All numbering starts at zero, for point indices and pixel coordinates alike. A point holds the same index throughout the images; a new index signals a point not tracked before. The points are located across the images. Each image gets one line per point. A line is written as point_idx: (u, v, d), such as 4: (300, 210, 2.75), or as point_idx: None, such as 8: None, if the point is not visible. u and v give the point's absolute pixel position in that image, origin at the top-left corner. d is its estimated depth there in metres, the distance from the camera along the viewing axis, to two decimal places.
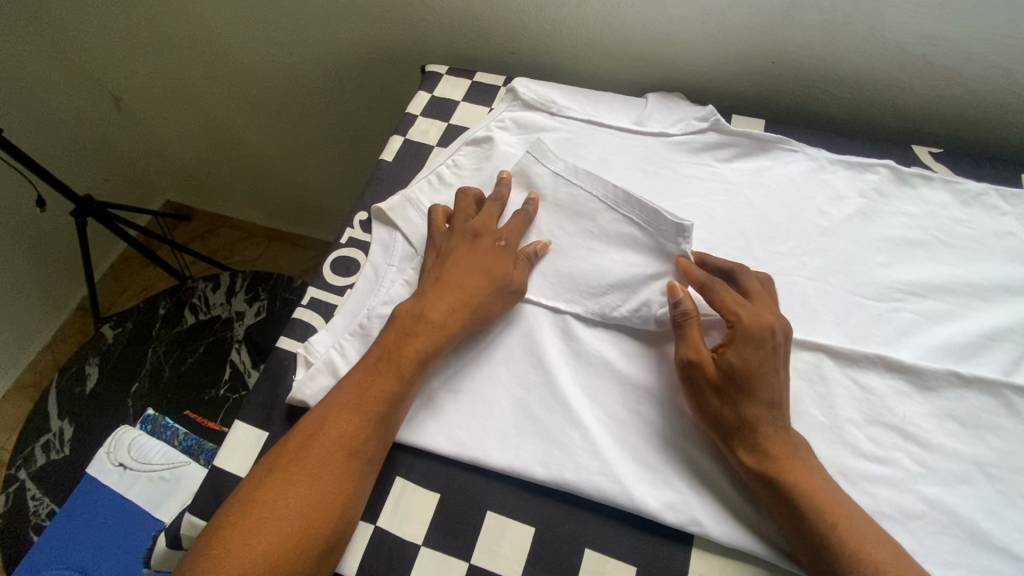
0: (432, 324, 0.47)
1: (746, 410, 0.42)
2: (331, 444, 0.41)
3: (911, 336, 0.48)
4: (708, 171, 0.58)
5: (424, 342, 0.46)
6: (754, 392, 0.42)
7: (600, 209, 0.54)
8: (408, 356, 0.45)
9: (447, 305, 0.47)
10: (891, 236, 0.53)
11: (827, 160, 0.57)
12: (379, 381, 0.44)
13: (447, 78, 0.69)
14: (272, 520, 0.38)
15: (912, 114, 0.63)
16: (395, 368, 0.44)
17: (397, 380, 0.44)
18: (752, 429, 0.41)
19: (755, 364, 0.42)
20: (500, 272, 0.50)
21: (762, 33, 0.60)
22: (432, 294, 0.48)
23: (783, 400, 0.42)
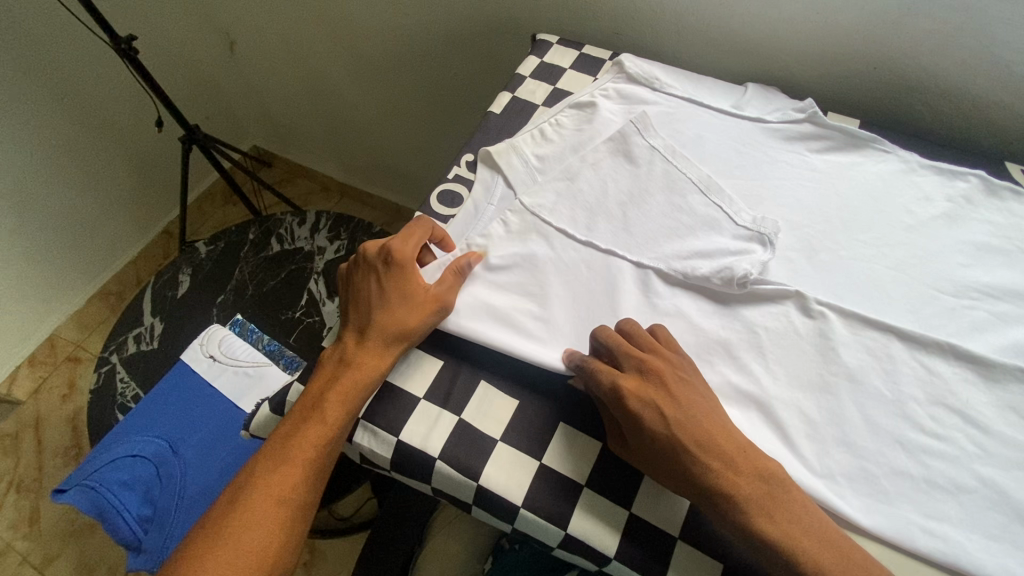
0: (372, 354, 0.49)
1: (687, 481, 0.42)
2: (265, 493, 0.44)
3: (983, 332, 0.50)
4: (798, 159, 0.61)
5: (365, 372, 0.48)
6: (686, 469, 0.42)
7: (692, 189, 0.59)
8: (349, 385, 0.47)
9: (386, 335, 0.49)
10: (974, 241, 0.55)
11: (918, 163, 0.60)
12: (328, 413, 0.46)
13: (556, 47, 0.74)
14: (241, 540, 0.43)
15: (1009, 133, 0.64)
16: (327, 413, 0.46)
17: (342, 410, 0.46)
18: (711, 496, 0.41)
19: (657, 440, 0.43)
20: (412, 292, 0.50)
21: (869, 37, 0.63)
22: (371, 328, 0.50)
23: (704, 445, 0.42)
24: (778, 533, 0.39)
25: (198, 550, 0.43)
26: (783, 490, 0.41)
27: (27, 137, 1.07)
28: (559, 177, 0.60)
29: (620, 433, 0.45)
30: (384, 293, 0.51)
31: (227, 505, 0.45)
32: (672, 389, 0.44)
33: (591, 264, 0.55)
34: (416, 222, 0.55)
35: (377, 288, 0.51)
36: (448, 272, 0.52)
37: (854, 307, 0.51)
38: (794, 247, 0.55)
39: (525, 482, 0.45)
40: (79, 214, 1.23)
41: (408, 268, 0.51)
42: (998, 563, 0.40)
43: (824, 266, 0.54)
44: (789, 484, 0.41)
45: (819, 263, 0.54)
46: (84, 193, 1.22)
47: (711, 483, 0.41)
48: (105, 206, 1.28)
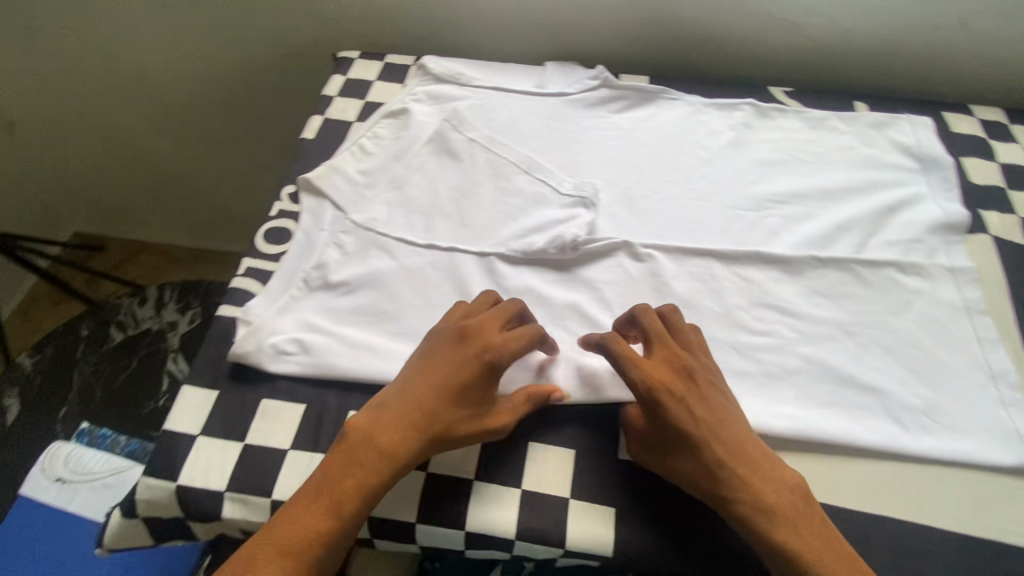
0: (391, 442, 0.42)
1: (690, 470, 0.42)
2: None
3: (781, 234, 0.57)
4: (604, 122, 0.66)
5: (381, 465, 0.41)
6: (692, 459, 0.42)
7: (516, 170, 0.61)
8: (361, 475, 0.41)
9: (406, 421, 0.42)
10: (758, 159, 0.63)
11: (702, 104, 0.67)
12: (325, 510, 0.39)
13: (359, 62, 0.73)
14: None
15: (768, 62, 0.73)
16: (324, 511, 0.39)
17: (344, 505, 0.40)
18: (715, 493, 0.41)
19: (665, 433, 0.42)
20: (456, 387, 0.43)
21: (635, 2, 0.69)
22: (390, 412, 0.43)
23: (725, 449, 0.41)
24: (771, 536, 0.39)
25: None
26: (802, 503, 0.40)
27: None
28: (387, 189, 0.60)
29: (641, 434, 0.44)
30: (431, 366, 0.44)
31: None
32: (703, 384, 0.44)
33: (437, 265, 0.55)
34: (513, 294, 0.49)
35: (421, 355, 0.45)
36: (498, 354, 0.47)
37: (676, 242, 0.56)
38: (616, 202, 0.59)
39: (413, 495, 0.45)
40: None
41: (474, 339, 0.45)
42: (832, 424, 0.47)
43: (645, 212, 0.58)
44: (814, 503, 0.41)
45: (641, 211, 0.59)
46: None
47: (725, 486, 0.41)
48: None
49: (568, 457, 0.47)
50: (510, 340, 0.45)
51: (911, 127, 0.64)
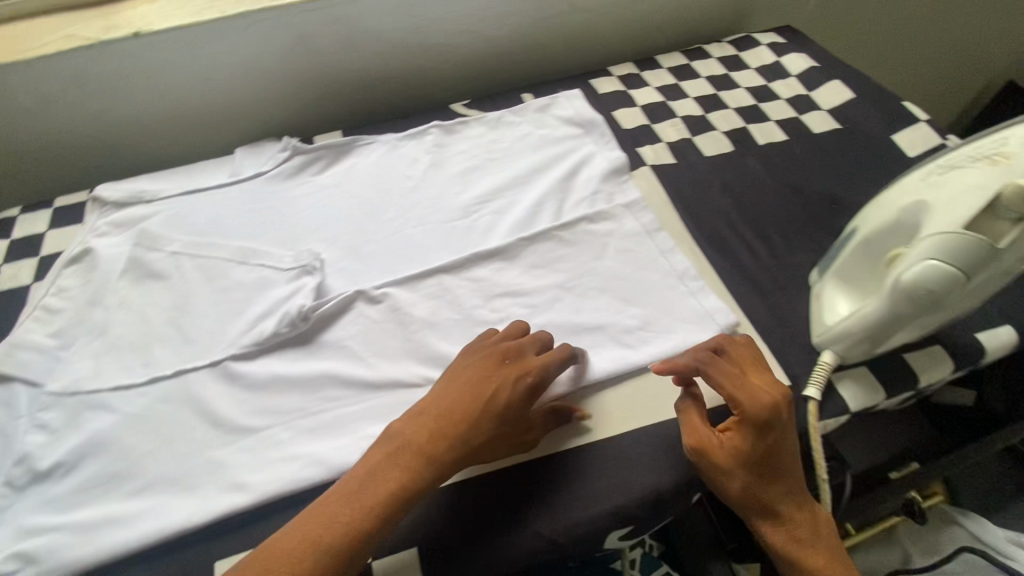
0: (439, 466, 0.43)
1: (737, 480, 0.45)
2: None
3: (495, 229, 0.63)
4: (309, 186, 0.66)
5: (423, 481, 0.42)
6: (744, 472, 0.44)
7: (231, 265, 0.60)
8: (400, 487, 0.42)
9: (454, 445, 0.44)
10: (457, 170, 0.68)
11: (396, 139, 0.71)
12: (369, 509, 0.41)
13: (24, 218, 0.65)
14: None
15: (443, 83, 0.80)
16: (367, 513, 0.40)
17: (384, 509, 0.41)
18: (762, 510, 0.45)
19: (760, 449, 0.44)
20: (488, 396, 0.45)
21: (296, 69, 0.71)
22: (437, 436, 0.44)
23: (785, 460, 0.45)
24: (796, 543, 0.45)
25: None
26: (831, 538, 0.46)
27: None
28: (88, 341, 0.54)
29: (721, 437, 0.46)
30: (489, 404, 0.45)
31: None
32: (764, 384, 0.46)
33: (169, 398, 0.51)
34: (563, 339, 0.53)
35: (479, 387, 0.46)
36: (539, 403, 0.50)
37: (406, 271, 0.58)
38: (341, 256, 0.60)
39: None
40: None
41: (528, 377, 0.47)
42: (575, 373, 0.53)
43: (371, 255, 0.60)
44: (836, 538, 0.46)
45: (366, 255, 0.60)
46: None
47: (771, 494, 0.45)
48: None
49: None
50: (539, 359, 0.49)
51: (568, 101, 0.74)
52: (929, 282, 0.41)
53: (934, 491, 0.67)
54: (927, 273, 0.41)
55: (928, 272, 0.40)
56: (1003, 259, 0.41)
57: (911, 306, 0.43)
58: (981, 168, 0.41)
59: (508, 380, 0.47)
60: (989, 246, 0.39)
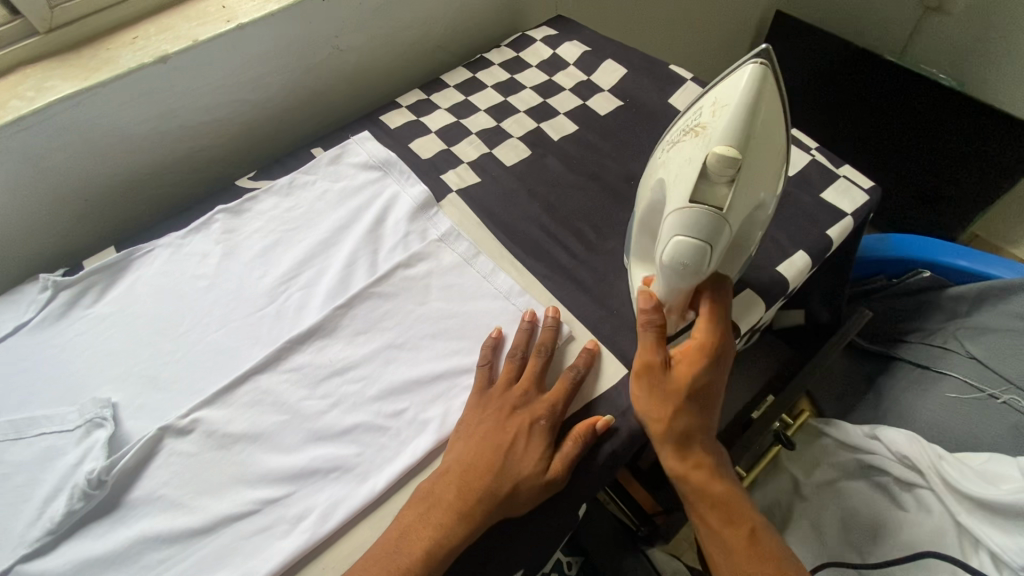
0: (485, 497, 0.44)
1: (680, 411, 0.46)
2: None
3: (308, 304, 0.58)
4: (84, 321, 0.58)
5: (478, 511, 0.44)
6: (684, 401, 0.47)
7: (1, 445, 0.50)
8: (456, 513, 0.44)
9: (499, 478, 0.45)
10: (255, 252, 0.63)
11: (178, 238, 0.63)
12: (435, 524, 0.43)
13: None
14: None
15: (221, 161, 0.74)
16: (435, 531, 0.43)
17: (442, 531, 0.43)
18: (688, 444, 0.47)
19: (700, 378, 0.47)
20: (508, 445, 0.46)
21: (35, 194, 0.61)
22: (481, 466, 0.45)
23: (718, 391, 0.49)
24: (715, 487, 0.47)
25: None
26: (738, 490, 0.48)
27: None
28: None
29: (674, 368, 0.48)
30: (512, 446, 0.46)
31: None
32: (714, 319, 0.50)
33: None
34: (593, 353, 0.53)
35: (498, 431, 0.47)
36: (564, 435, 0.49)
37: (217, 385, 0.52)
38: (135, 391, 0.53)
39: None
40: None
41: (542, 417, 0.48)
42: (424, 433, 0.50)
43: (173, 378, 0.54)
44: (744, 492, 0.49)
45: (167, 381, 0.53)
46: None
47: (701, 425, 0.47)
48: None
49: None
50: (547, 399, 0.49)
51: (359, 145, 0.71)
52: (682, 258, 0.44)
53: (802, 409, 0.73)
54: (677, 250, 0.44)
55: (676, 250, 0.44)
56: (739, 211, 0.44)
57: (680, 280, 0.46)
58: (690, 141, 0.45)
59: (519, 422, 0.48)
60: (715, 214, 0.43)
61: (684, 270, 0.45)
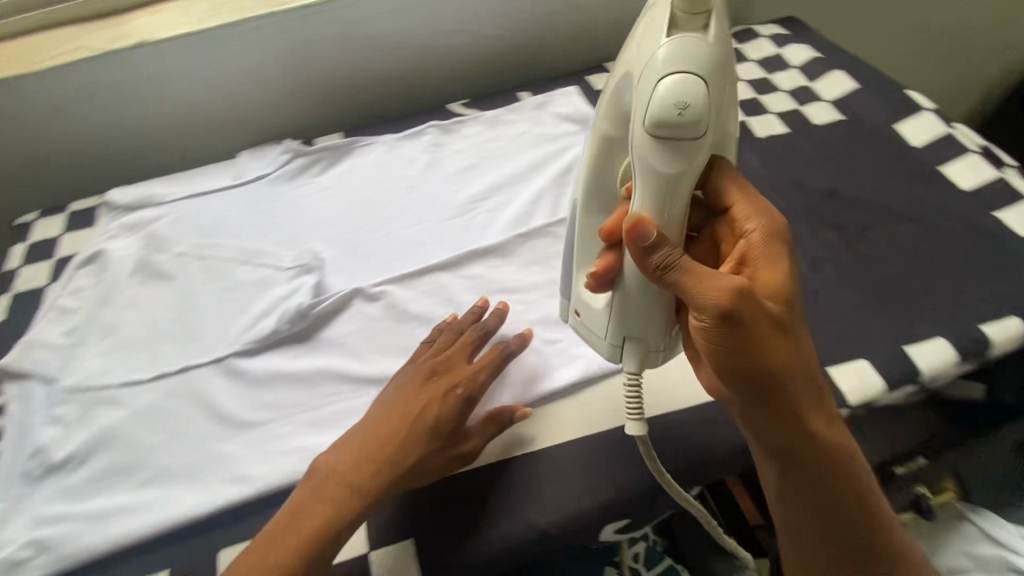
0: (364, 478, 0.44)
1: (779, 346, 0.38)
2: (295, 525, 0.42)
3: (491, 225, 0.63)
4: (308, 187, 0.68)
5: (370, 489, 0.43)
6: (785, 329, 0.39)
7: (233, 263, 0.61)
8: (341, 486, 0.43)
9: (405, 449, 0.45)
10: (454, 168, 0.69)
11: (394, 140, 0.72)
12: (327, 494, 0.43)
13: (40, 222, 0.68)
14: (269, 553, 0.41)
15: (441, 84, 0.80)
16: (331, 496, 0.43)
17: (335, 505, 0.43)
18: (773, 401, 0.40)
19: (769, 329, 0.38)
20: (418, 413, 0.46)
21: (297, 72, 0.72)
22: (371, 444, 0.45)
23: (797, 333, 0.40)
24: (832, 435, 0.42)
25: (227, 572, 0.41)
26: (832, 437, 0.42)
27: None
28: (100, 340, 0.56)
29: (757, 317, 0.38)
30: (427, 425, 0.46)
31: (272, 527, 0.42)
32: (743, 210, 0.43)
33: (175, 393, 0.53)
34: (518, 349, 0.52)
35: (386, 415, 0.47)
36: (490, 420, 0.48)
37: (403, 268, 0.59)
38: (338, 253, 0.62)
39: None
40: None
41: (465, 390, 0.49)
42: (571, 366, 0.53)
43: (368, 252, 0.62)
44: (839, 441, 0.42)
45: (364, 253, 0.62)
46: None
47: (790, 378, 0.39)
48: None
49: None
50: (470, 369, 0.50)
51: (564, 98, 0.75)
52: (671, 108, 0.35)
53: (947, 488, 0.66)
54: (659, 109, 0.36)
55: None
56: None
57: (659, 148, 0.37)
58: None
59: (427, 400, 0.47)
60: None
61: (672, 127, 0.36)
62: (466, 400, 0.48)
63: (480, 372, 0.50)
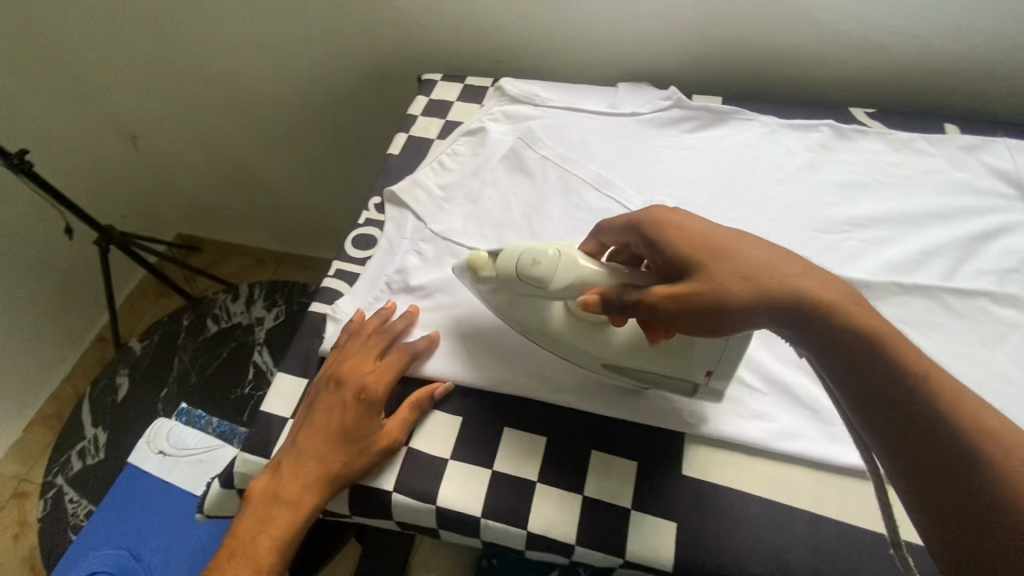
0: (322, 452, 0.47)
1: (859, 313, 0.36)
2: (273, 501, 0.46)
3: (860, 258, 0.56)
4: (675, 140, 0.67)
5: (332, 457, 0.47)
6: (849, 302, 0.36)
7: (586, 186, 0.63)
8: (303, 463, 0.46)
9: (358, 419, 0.47)
10: (837, 181, 0.61)
11: (777, 124, 0.66)
12: (296, 475, 0.46)
13: (440, 84, 0.78)
14: (291, 492, 0.46)
15: (847, 83, 0.71)
16: (290, 477, 0.46)
17: (301, 484, 0.46)
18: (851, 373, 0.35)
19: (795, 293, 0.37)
20: (360, 395, 0.48)
21: (713, 24, 0.69)
22: (315, 420, 0.48)
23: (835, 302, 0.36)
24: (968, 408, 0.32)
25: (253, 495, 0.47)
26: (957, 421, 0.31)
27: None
28: (462, 203, 0.63)
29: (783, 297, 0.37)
30: (337, 426, 0.47)
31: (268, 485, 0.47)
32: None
33: None
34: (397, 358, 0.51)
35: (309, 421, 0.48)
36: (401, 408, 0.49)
37: None
38: None
39: (480, 492, 0.46)
40: None
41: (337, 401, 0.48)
42: None
43: None
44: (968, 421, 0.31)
45: None
46: None
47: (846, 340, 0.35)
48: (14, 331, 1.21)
49: (630, 468, 0.47)
50: (373, 371, 0.50)
51: (1010, 150, 0.60)
52: (528, 266, 0.47)
53: None
54: (524, 276, 0.47)
55: None
56: None
57: (550, 282, 0.46)
58: None
59: (329, 405, 0.49)
60: None
61: (540, 275, 0.46)
62: (369, 404, 0.48)
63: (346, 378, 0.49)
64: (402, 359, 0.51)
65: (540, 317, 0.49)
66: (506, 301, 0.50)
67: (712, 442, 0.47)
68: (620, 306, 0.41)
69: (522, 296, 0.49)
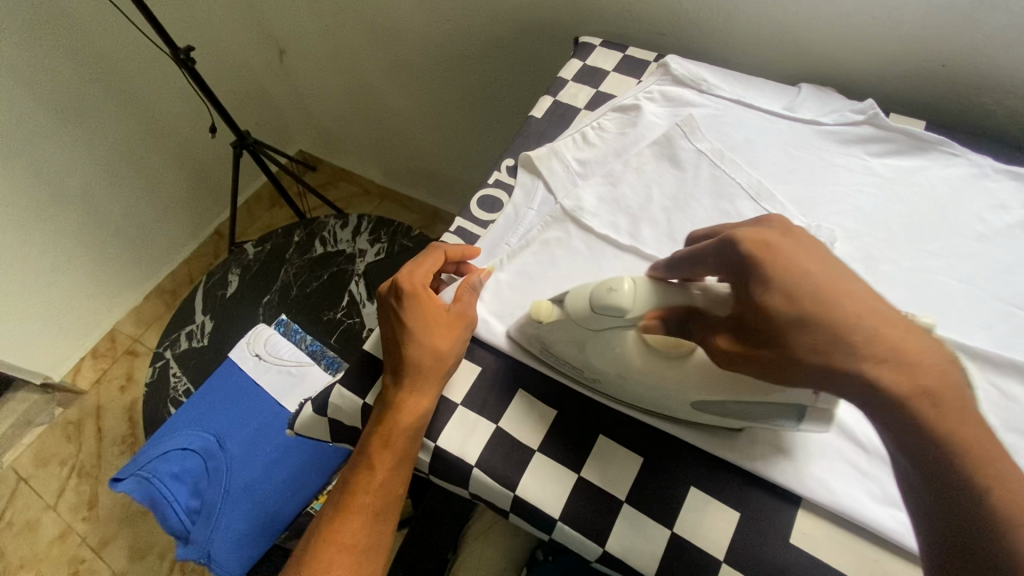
0: (413, 344, 0.47)
1: (948, 413, 0.29)
2: (397, 415, 0.45)
3: None
4: (857, 163, 0.58)
5: (419, 345, 0.47)
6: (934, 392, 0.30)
7: (741, 194, 0.56)
8: (406, 362, 0.46)
9: (430, 314, 0.48)
10: None
11: (992, 167, 0.55)
12: (407, 380, 0.46)
13: (599, 49, 0.72)
14: (410, 405, 0.46)
15: None
16: (401, 381, 0.46)
17: (416, 383, 0.46)
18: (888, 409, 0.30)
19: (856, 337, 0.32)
20: (412, 296, 0.49)
21: (941, 34, 0.58)
22: (391, 333, 0.49)
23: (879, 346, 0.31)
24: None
25: (375, 421, 0.46)
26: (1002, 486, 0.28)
27: (77, 136, 1.12)
28: (600, 182, 0.59)
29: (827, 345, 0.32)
30: (407, 328, 0.48)
31: (384, 404, 0.46)
32: (851, 290, 0.33)
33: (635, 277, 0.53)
34: (427, 256, 0.52)
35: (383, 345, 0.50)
36: (458, 304, 0.50)
37: (920, 323, 0.48)
38: (853, 256, 0.52)
39: (562, 494, 0.44)
40: (129, 220, 1.30)
41: (401, 308, 0.49)
42: None
43: (887, 277, 0.51)
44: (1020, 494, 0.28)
45: (881, 274, 0.51)
46: (119, 196, 1.26)
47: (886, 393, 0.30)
48: (149, 210, 1.34)
49: (731, 517, 0.42)
50: (416, 274, 0.50)
51: None
52: (603, 295, 0.41)
53: None
54: (600, 306, 0.42)
55: None
56: None
57: (629, 310, 0.41)
58: None
59: (389, 322, 0.49)
60: None
61: (618, 306, 0.41)
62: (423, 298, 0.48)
63: (396, 289, 0.50)
64: (436, 258, 0.52)
65: (611, 357, 0.45)
66: (574, 340, 0.45)
67: (835, 517, 0.42)
68: (682, 320, 0.41)
69: (592, 330, 0.44)
